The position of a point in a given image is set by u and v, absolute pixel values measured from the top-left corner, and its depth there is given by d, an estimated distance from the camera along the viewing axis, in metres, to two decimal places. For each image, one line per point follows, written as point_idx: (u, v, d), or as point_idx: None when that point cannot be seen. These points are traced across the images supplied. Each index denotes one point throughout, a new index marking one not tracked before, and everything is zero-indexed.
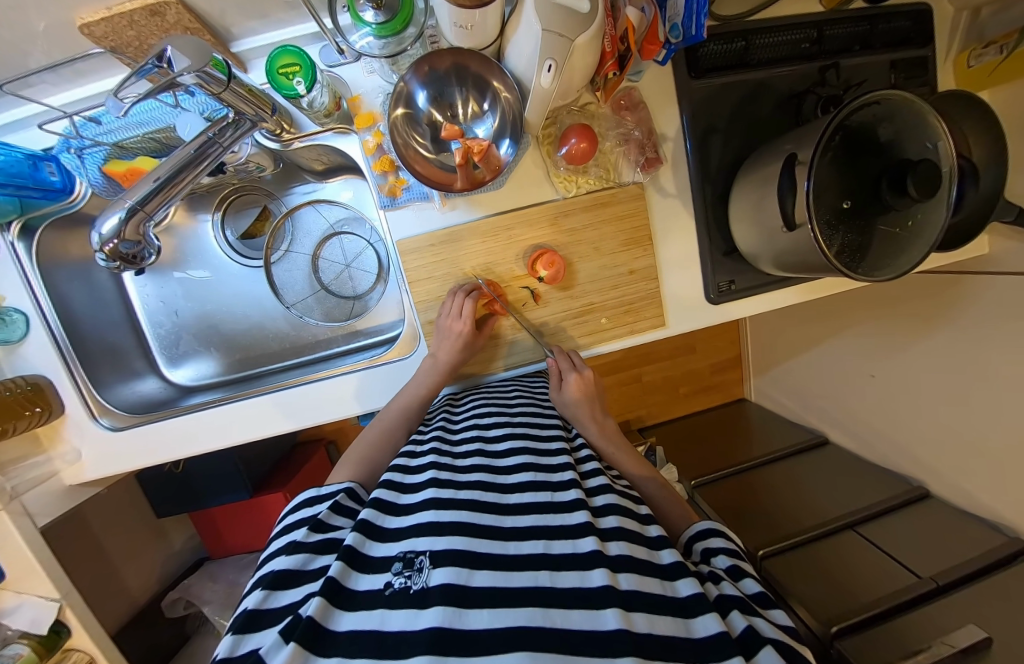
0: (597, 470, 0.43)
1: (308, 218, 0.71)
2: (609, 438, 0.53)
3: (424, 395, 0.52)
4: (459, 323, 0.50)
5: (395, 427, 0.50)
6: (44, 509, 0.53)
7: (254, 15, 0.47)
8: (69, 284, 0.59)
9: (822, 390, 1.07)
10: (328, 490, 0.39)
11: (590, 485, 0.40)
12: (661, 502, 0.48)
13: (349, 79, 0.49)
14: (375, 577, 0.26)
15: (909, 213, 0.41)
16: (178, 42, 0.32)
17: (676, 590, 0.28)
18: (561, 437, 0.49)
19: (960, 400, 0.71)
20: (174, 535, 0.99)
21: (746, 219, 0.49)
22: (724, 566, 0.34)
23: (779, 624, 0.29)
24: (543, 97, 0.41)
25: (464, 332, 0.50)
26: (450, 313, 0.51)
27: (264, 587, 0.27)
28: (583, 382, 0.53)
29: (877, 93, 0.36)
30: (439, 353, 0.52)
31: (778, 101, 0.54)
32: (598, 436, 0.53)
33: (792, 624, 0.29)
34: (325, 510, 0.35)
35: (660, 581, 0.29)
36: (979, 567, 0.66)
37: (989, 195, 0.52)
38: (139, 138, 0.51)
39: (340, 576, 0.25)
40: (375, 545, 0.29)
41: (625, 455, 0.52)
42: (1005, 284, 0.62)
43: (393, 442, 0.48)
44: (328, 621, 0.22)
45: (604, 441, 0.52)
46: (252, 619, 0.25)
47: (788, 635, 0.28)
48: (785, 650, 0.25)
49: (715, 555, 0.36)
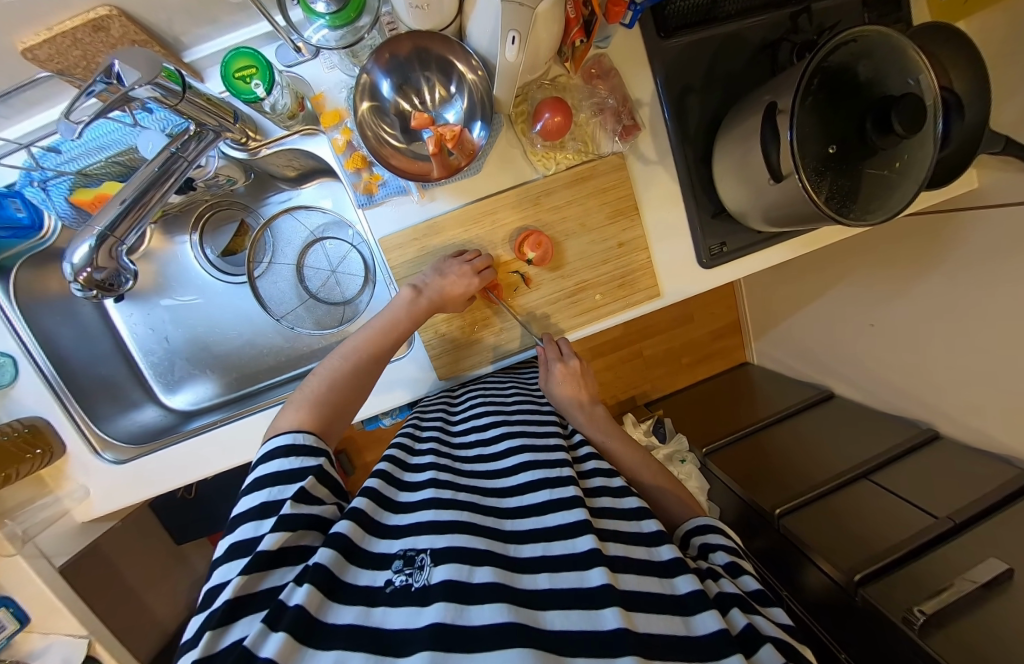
0: (599, 471, 0.43)
1: (287, 227, 0.70)
2: (598, 427, 0.53)
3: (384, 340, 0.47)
4: (468, 278, 0.47)
5: (348, 377, 0.44)
6: (59, 548, 0.53)
7: (203, 21, 0.45)
8: (51, 321, 0.58)
9: (823, 345, 1.07)
10: (307, 442, 0.35)
11: (589, 486, 0.41)
12: (658, 493, 0.47)
13: (311, 77, 0.48)
14: (374, 573, 0.26)
15: (896, 154, 0.40)
16: (125, 55, 0.31)
17: (675, 588, 0.28)
18: (558, 433, 0.49)
19: (961, 339, 0.71)
20: (196, 559, 1.00)
21: (731, 176, 0.48)
22: (722, 563, 0.35)
23: (779, 623, 0.30)
24: (510, 72, 0.39)
25: (467, 288, 0.47)
26: (466, 264, 0.48)
27: (246, 567, 0.25)
28: (569, 373, 0.53)
29: (855, 28, 0.35)
30: (428, 287, 0.48)
31: (751, 53, 0.52)
32: (588, 426, 0.53)
33: (789, 622, 0.31)
34: (311, 477, 0.33)
35: (660, 579, 0.29)
36: (993, 503, 0.66)
37: (976, 125, 0.51)
38: (102, 163, 0.49)
39: (336, 568, 0.25)
40: (376, 540, 0.29)
41: (625, 447, 0.51)
42: (998, 216, 0.61)
43: (343, 395, 0.43)
44: (323, 614, 0.22)
45: (593, 430, 0.53)
46: (236, 605, 0.23)
47: (788, 634, 0.29)
48: (785, 648, 0.27)
49: (713, 551, 0.37)
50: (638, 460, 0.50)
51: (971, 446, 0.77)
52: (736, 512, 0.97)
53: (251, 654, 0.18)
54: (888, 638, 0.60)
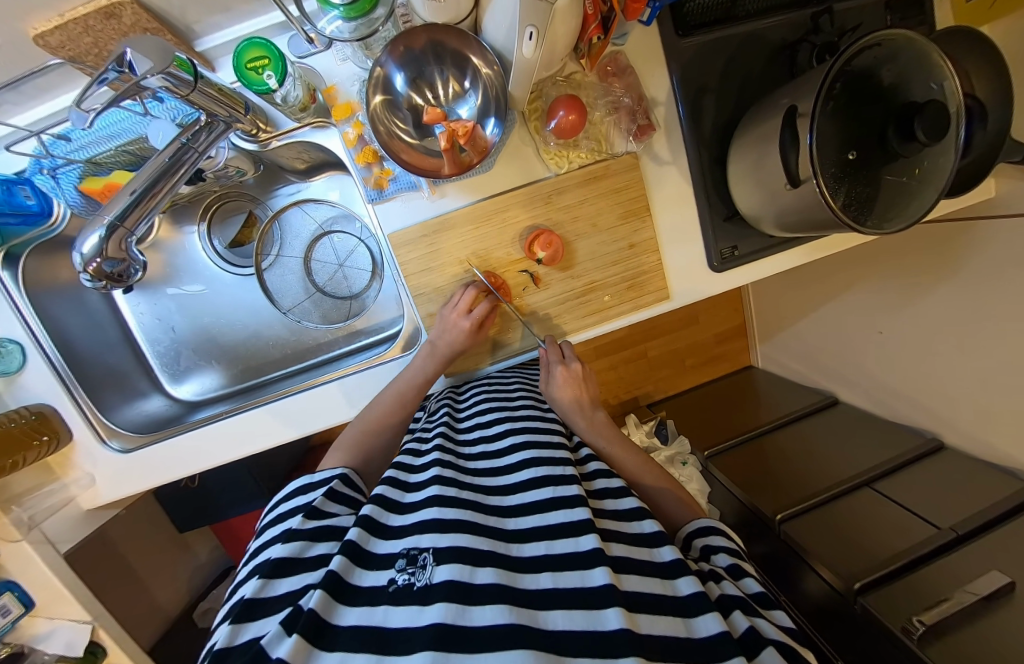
0: (601, 472, 0.43)
1: (295, 220, 0.70)
2: (599, 432, 0.52)
3: (413, 391, 0.52)
4: (462, 321, 0.50)
5: (389, 413, 0.50)
6: (64, 535, 0.54)
7: (216, 10, 0.45)
8: (61, 310, 0.58)
9: (830, 350, 1.06)
10: (321, 476, 0.40)
11: (593, 486, 0.40)
12: (659, 496, 0.47)
13: (323, 69, 0.48)
14: (378, 574, 0.26)
15: (916, 161, 0.39)
16: (136, 43, 0.30)
17: (678, 589, 0.28)
18: (561, 433, 0.49)
19: (971, 350, 0.70)
20: (199, 547, 1.01)
21: (746, 179, 0.48)
22: (724, 565, 0.35)
23: (781, 627, 0.30)
24: (526, 68, 0.38)
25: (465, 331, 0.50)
26: (455, 307, 0.50)
27: (261, 576, 0.28)
28: (569, 375, 0.52)
29: (882, 32, 0.34)
30: (435, 343, 0.52)
31: (770, 54, 0.51)
32: (588, 432, 0.52)
33: (791, 625, 0.31)
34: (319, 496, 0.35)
35: (661, 581, 0.29)
36: (999, 514, 0.66)
37: (996, 134, 0.50)
38: (111, 152, 0.49)
39: (343, 572, 0.26)
40: (379, 543, 0.30)
41: (623, 451, 0.51)
42: (1014, 226, 0.60)
43: (385, 432, 0.49)
44: (331, 616, 0.22)
45: (593, 435, 0.52)
46: (250, 607, 0.25)
47: (791, 638, 0.29)
48: (787, 651, 0.26)
49: (715, 553, 0.37)
50: (638, 464, 0.50)
51: (977, 457, 0.77)
52: (736, 515, 0.97)
53: (264, 656, 0.19)
54: (888, 647, 0.59)
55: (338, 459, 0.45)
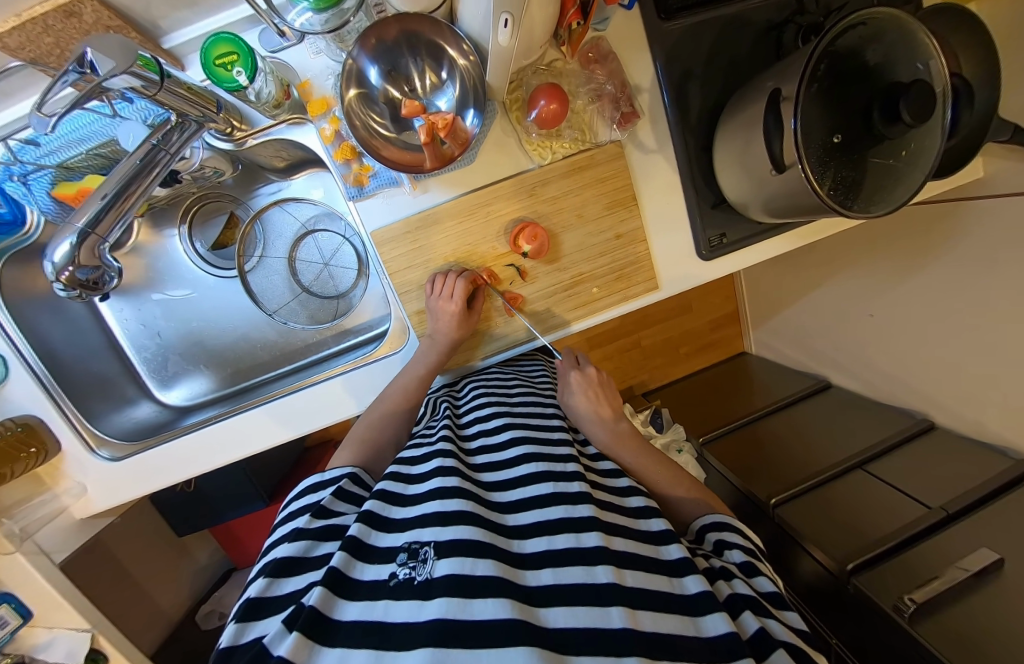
0: (615, 470, 0.45)
1: (278, 219, 0.69)
2: (621, 443, 0.50)
3: (413, 386, 0.51)
4: (450, 304, 0.48)
5: (392, 408, 0.50)
6: (58, 546, 0.53)
7: (182, 5, 0.43)
8: (42, 319, 0.57)
9: (822, 335, 1.06)
10: (331, 475, 0.40)
11: (617, 485, 0.41)
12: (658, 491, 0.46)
13: (296, 64, 0.46)
14: (379, 568, 0.26)
15: (904, 141, 0.39)
16: (97, 42, 0.29)
17: (684, 587, 0.28)
18: (563, 428, 0.49)
19: (960, 330, 0.70)
20: (198, 550, 1.02)
21: (731, 165, 0.47)
22: (737, 561, 0.35)
23: (793, 628, 0.30)
24: (503, 57, 0.37)
25: (455, 314, 0.49)
26: (440, 294, 0.49)
27: (266, 574, 0.28)
28: (584, 380, 0.54)
29: (866, 9, 0.33)
30: (432, 335, 0.52)
31: (755, 36, 0.50)
32: (609, 441, 0.50)
33: (804, 627, 0.32)
34: (327, 496, 0.36)
35: (668, 578, 0.29)
36: (987, 493, 0.67)
37: (984, 113, 0.50)
38: (83, 156, 0.48)
39: (343, 567, 0.26)
40: (380, 535, 0.30)
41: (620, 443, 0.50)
42: (1000, 206, 0.60)
43: (391, 427, 0.49)
44: (331, 611, 0.22)
45: (615, 445, 0.49)
46: (254, 605, 0.26)
47: (801, 638, 0.30)
48: (797, 652, 0.27)
49: (729, 549, 0.37)
50: (639, 459, 0.48)
51: (967, 436, 0.77)
52: (732, 501, 0.98)
53: (266, 654, 0.20)
54: (880, 626, 0.61)
55: (346, 457, 0.45)
